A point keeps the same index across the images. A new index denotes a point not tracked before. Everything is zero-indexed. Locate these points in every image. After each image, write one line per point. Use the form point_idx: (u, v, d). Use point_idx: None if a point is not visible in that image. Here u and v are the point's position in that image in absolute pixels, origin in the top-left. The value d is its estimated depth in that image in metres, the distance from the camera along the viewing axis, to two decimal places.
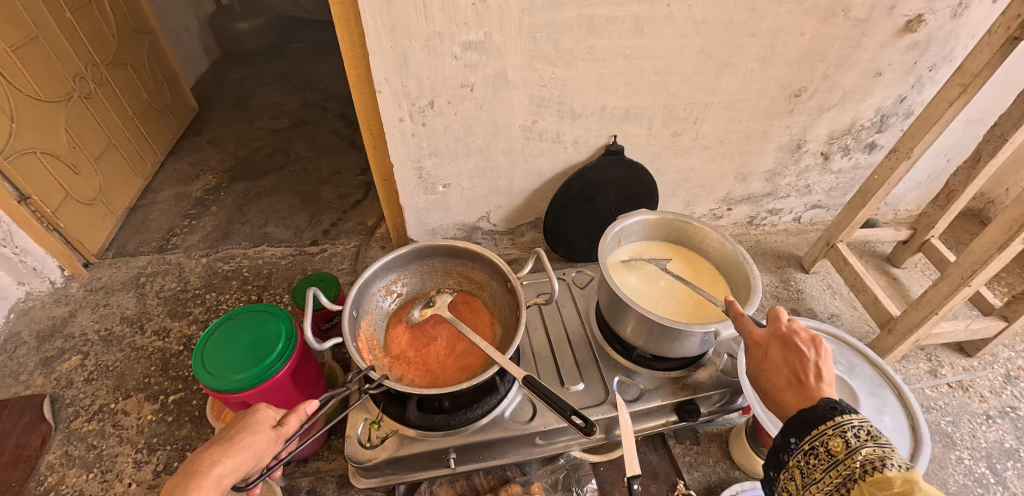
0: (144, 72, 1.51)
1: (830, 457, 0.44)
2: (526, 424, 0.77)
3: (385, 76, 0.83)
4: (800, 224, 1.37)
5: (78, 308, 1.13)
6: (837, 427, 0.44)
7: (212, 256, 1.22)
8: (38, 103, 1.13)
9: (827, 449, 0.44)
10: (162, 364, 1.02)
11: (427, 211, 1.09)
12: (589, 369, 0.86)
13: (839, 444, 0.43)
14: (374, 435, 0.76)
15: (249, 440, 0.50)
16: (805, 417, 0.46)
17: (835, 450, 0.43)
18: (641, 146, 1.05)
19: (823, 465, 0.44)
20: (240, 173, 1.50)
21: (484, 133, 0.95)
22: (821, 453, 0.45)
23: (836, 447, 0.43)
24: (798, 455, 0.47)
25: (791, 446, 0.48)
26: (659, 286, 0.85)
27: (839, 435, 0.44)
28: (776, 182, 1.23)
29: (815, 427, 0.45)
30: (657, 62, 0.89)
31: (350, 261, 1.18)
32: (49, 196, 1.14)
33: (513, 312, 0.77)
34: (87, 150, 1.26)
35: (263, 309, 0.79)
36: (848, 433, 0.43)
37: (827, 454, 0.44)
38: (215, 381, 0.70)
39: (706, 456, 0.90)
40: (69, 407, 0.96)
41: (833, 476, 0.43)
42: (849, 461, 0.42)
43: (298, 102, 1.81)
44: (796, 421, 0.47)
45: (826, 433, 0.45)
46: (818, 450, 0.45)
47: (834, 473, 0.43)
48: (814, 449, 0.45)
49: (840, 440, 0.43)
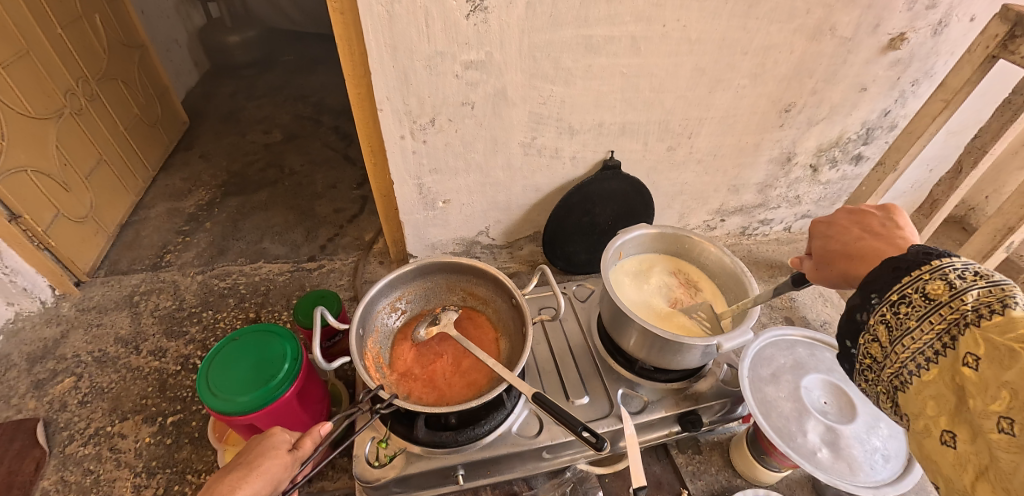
0: (134, 86, 1.50)
1: (928, 301, 0.40)
2: (533, 439, 0.78)
3: (387, 95, 0.84)
4: (790, 234, 1.41)
5: (70, 328, 1.11)
6: (936, 271, 0.41)
7: (208, 273, 1.21)
8: (29, 120, 1.11)
9: (926, 295, 0.41)
10: (159, 385, 1.00)
11: (426, 226, 1.10)
12: (593, 382, 0.87)
13: (940, 287, 0.40)
14: (382, 454, 0.76)
15: (267, 465, 0.50)
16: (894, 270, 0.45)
17: (935, 294, 0.40)
18: (637, 160, 1.07)
19: (916, 312, 0.41)
20: (234, 188, 1.49)
21: (484, 149, 0.96)
22: (915, 300, 0.41)
23: (935, 290, 0.40)
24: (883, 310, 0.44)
25: (875, 303, 0.46)
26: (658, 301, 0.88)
27: (938, 278, 0.41)
28: (767, 193, 1.26)
29: (907, 275, 0.43)
30: (652, 79, 0.91)
31: (348, 276, 1.17)
32: (40, 214, 1.12)
33: (519, 327, 0.78)
34: (78, 167, 1.24)
35: (267, 328, 0.79)
36: (949, 275, 0.40)
37: (925, 300, 0.41)
38: (220, 403, 0.70)
39: (709, 465, 0.92)
40: (64, 431, 0.94)
41: (932, 324, 0.39)
42: (956, 305, 0.38)
43: (290, 115, 1.80)
44: (882, 274, 0.46)
45: (921, 280, 0.42)
46: (912, 298, 0.42)
47: (933, 319, 0.40)
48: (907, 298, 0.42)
49: (940, 283, 0.40)
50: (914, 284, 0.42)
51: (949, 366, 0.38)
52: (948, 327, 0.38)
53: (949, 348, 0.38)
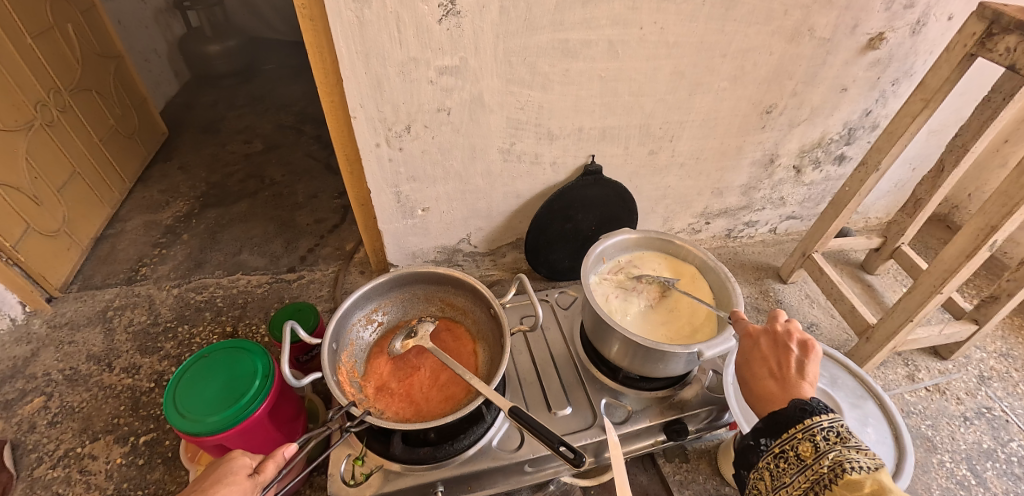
0: (110, 97, 1.47)
1: (801, 460, 0.49)
2: (514, 453, 0.76)
3: (360, 102, 0.82)
4: (776, 236, 1.40)
5: (41, 346, 1.08)
6: (807, 431, 0.49)
7: (185, 286, 1.18)
8: None
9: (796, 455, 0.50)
10: (131, 403, 0.98)
11: (406, 235, 1.08)
12: (576, 392, 0.85)
13: (807, 449, 0.49)
14: (358, 472, 0.73)
15: (221, 494, 0.47)
16: (775, 419, 0.52)
17: (805, 454, 0.49)
18: (618, 165, 1.05)
19: (794, 466, 0.50)
20: (213, 198, 1.47)
21: (462, 156, 0.95)
22: (791, 457, 0.50)
23: (805, 451, 0.49)
24: (769, 457, 0.53)
25: (764, 444, 0.53)
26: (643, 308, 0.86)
27: (809, 440, 0.49)
28: (751, 195, 1.25)
29: (786, 431, 0.51)
30: (631, 83, 0.90)
31: (329, 287, 1.15)
32: (9, 229, 1.09)
33: (498, 338, 0.76)
34: (49, 179, 1.21)
35: (238, 344, 0.76)
36: (817, 437, 0.48)
37: (799, 459, 0.49)
38: (188, 424, 0.67)
39: (697, 474, 0.90)
40: (32, 453, 0.91)
41: (810, 478, 0.47)
42: (820, 466, 0.47)
43: (272, 125, 1.78)
44: (771, 423, 0.53)
45: (796, 438, 0.50)
46: (789, 454, 0.50)
47: (806, 476, 0.48)
48: (786, 452, 0.51)
49: (808, 445, 0.49)
50: (790, 434, 0.50)
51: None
52: (817, 484, 0.47)
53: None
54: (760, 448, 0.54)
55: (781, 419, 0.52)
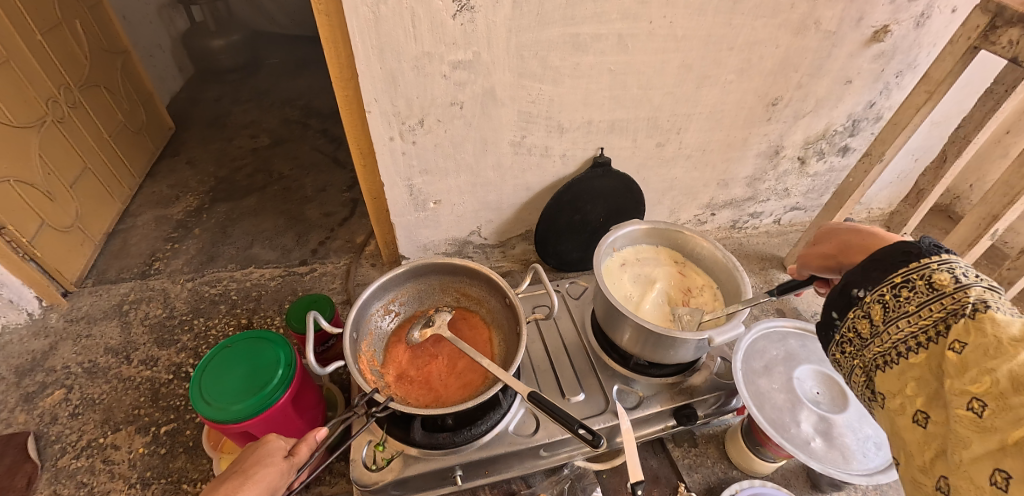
0: (118, 92, 1.47)
1: (929, 288, 0.41)
2: (530, 438, 0.78)
3: (375, 97, 0.83)
4: (780, 226, 1.42)
5: (59, 340, 1.09)
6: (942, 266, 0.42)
7: (198, 280, 1.20)
8: (10, 128, 1.09)
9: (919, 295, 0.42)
10: (151, 394, 0.99)
11: (418, 228, 1.09)
12: (588, 379, 0.87)
13: (944, 278, 0.41)
14: (379, 457, 0.75)
15: (261, 474, 0.50)
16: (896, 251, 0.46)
17: (939, 283, 0.41)
18: (626, 157, 1.07)
19: (915, 294, 0.42)
20: (222, 193, 1.48)
21: (474, 149, 0.96)
22: (917, 285, 0.42)
23: (939, 281, 0.41)
24: (883, 288, 0.46)
25: (873, 282, 0.47)
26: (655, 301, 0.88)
27: (943, 272, 0.41)
28: (756, 187, 1.27)
29: (910, 264, 0.44)
30: (640, 76, 0.91)
31: (341, 279, 1.17)
32: (24, 225, 1.10)
33: (513, 327, 0.78)
34: (61, 175, 1.22)
35: (260, 335, 0.78)
36: (953, 272, 0.41)
37: (926, 288, 0.41)
38: (214, 412, 0.69)
39: (705, 458, 0.93)
40: (55, 444, 0.93)
41: (934, 309, 0.40)
42: (957, 296, 0.39)
43: (277, 119, 1.79)
44: (888, 257, 0.46)
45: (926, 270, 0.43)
46: (913, 284, 0.43)
47: (932, 305, 0.41)
48: (908, 282, 0.43)
49: (944, 275, 0.41)
50: (916, 269, 0.43)
51: (935, 353, 0.39)
52: (944, 318, 0.40)
53: (938, 336, 0.39)
54: (865, 286, 0.47)
55: (905, 256, 0.45)
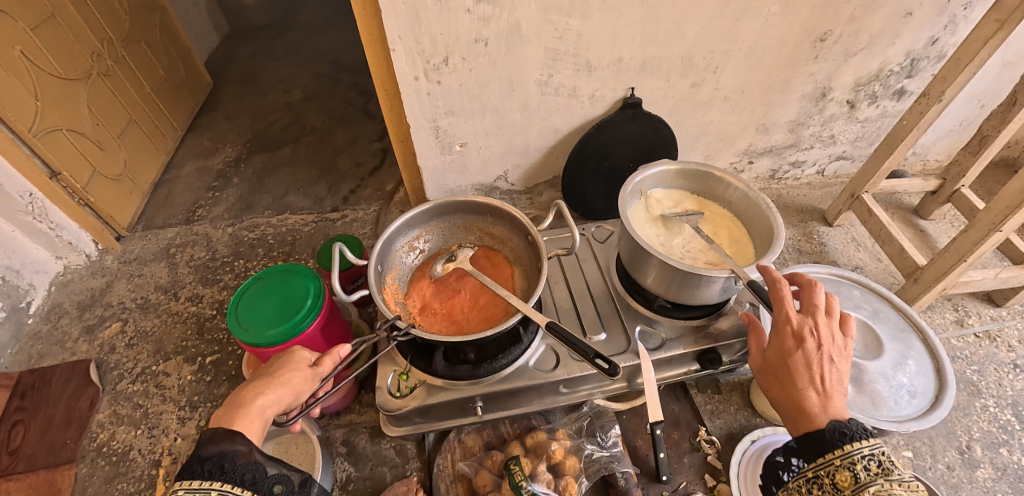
0: (157, 48, 1.52)
1: (840, 489, 0.50)
2: (550, 373, 0.79)
3: (399, 35, 0.82)
4: (823, 178, 1.34)
5: (115, 279, 1.19)
6: (846, 459, 0.50)
7: (238, 226, 1.26)
8: (59, 81, 1.16)
9: (835, 481, 0.51)
10: (196, 329, 1.07)
11: (444, 172, 1.10)
12: (610, 319, 0.87)
13: (847, 479, 0.50)
14: (403, 386, 0.78)
15: (288, 377, 0.52)
16: (811, 441, 0.53)
17: (845, 483, 0.50)
18: (658, 99, 1.03)
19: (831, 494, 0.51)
20: (259, 145, 1.52)
21: (500, 90, 0.94)
22: (826, 484, 0.52)
23: (844, 482, 0.50)
24: (800, 482, 0.54)
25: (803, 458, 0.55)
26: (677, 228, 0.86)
27: (847, 468, 0.50)
28: (799, 133, 1.20)
29: (823, 457, 0.52)
30: (673, 9, 0.86)
31: (372, 225, 1.20)
32: (77, 172, 1.19)
33: (535, 264, 0.78)
34: (109, 127, 1.29)
35: (292, 269, 0.81)
36: (857, 466, 0.50)
37: (834, 486, 0.51)
38: (249, 336, 0.73)
39: (728, 405, 0.92)
40: (113, 371, 1.04)
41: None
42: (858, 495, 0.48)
43: (310, 74, 1.80)
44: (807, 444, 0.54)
45: (833, 465, 0.51)
46: (824, 481, 0.52)
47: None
48: (820, 478, 0.52)
49: (848, 475, 0.50)
50: (839, 451, 0.51)
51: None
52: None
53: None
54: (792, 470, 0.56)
55: (818, 442, 0.53)
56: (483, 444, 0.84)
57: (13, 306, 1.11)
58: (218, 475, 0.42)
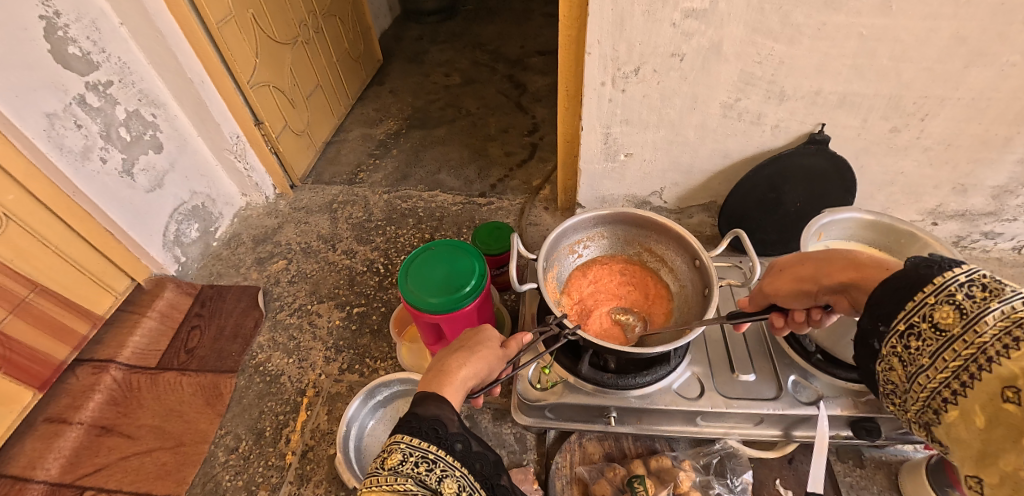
0: (348, 23, 1.69)
1: (940, 331, 0.39)
2: (693, 401, 0.78)
3: (598, 39, 0.84)
4: (1020, 256, 1.15)
5: (285, 221, 1.37)
6: (941, 292, 0.40)
7: (393, 194, 1.38)
8: (275, 44, 1.34)
9: (914, 346, 0.42)
10: (348, 280, 1.20)
11: (601, 178, 1.11)
12: (760, 361, 0.83)
13: (947, 314, 0.39)
14: (544, 379, 0.81)
15: (483, 353, 0.56)
16: (896, 285, 0.43)
17: (944, 321, 0.39)
18: (850, 138, 0.95)
19: (926, 343, 0.41)
20: (417, 122, 1.65)
21: (681, 105, 0.93)
22: (924, 331, 0.41)
23: (944, 317, 0.39)
24: (891, 340, 0.43)
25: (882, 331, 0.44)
26: None
27: (948, 304, 0.39)
28: (1004, 201, 1.03)
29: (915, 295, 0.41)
30: (895, 45, 0.78)
31: (515, 216, 1.26)
32: (274, 123, 1.36)
33: (700, 291, 0.76)
34: (302, 88, 1.47)
35: (459, 245, 0.87)
36: (955, 297, 0.39)
37: (935, 331, 0.40)
38: (416, 298, 0.80)
39: (870, 483, 0.84)
40: (276, 300, 1.19)
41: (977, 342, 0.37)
42: (973, 335, 0.37)
43: (468, 61, 1.91)
44: (886, 294, 0.44)
45: (926, 305, 0.41)
46: (920, 328, 0.41)
47: (949, 353, 0.39)
48: (915, 328, 0.41)
49: (947, 310, 0.39)
50: (941, 284, 0.40)
51: (989, 386, 0.35)
52: (996, 338, 0.36)
53: (982, 372, 0.36)
54: (879, 333, 0.44)
55: (904, 285, 0.42)
56: (604, 454, 0.84)
57: (206, 229, 1.32)
58: (433, 438, 0.46)
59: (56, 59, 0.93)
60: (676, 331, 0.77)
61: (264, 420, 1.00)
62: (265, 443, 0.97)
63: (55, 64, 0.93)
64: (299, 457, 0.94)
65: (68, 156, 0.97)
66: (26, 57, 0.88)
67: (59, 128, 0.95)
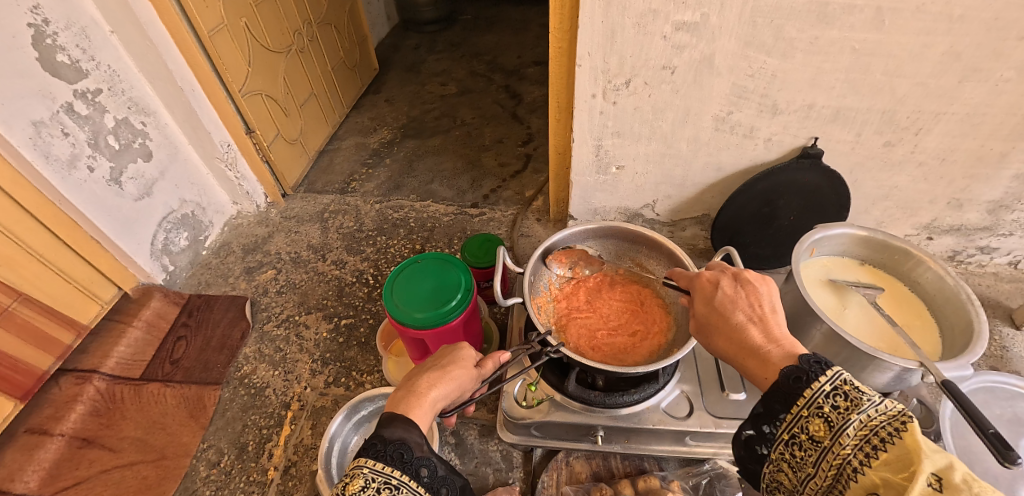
0: (344, 32, 1.70)
1: (816, 444, 0.45)
2: (682, 421, 0.76)
3: (589, 51, 0.84)
4: (1017, 271, 1.14)
5: (275, 231, 1.36)
6: (812, 405, 0.46)
7: (385, 204, 1.38)
8: (268, 52, 1.34)
9: (806, 440, 0.46)
10: (337, 291, 1.19)
11: (594, 190, 1.10)
12: (751, 379, 0.81)
13: (820, 429, 0.45)
14: (530, 396, 0.80)
15: (456, 373, 0.55)
16: (779, 390, 0.48)
17: (819, 435, 0.45)
18: (844, 153, 0.94)
19: (810, 454, 0.46)
20: (411, 131, 1.65)
21: (674, 119, 0.92)
22: (803, 441, 0.46)
23: (819, 432, 0.45)
24: (779, 447, 0.49)
25: (771, 434, 0.49)
26: (853, 296, 0.80)
27: (818, 416, 0.45)
28: (1000, 216, 1.02)
29: (799, 394, 0.47)
30: (889, 60, 0.77)
31: (507, 227, 1.25)
32: (266, 131, 1.36)
33: (690, 308, 0.75)
34: (296, 96, 1.47)
35: (446, 259, 0.85)
36: (824, 409, 0.45)
37: (812, 441, 0.46)
38: (400, 313, 0.78)
39: None
40: (264, 311, 1.18)
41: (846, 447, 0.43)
42: (838, 447, 0.43)
43: (465, 71, 1.91)
44: (783, 380, 0.48)
45: (801, 417, 0.47)
46: (801, 439, 0.47)
47: (824, 463, 0.44)
48: (796, 437, 0.47)
49: (820, 424, 0.45)
50: (810, 394, 0.46)
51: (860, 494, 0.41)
52: (857, 450, 0.42)
53: (852, 477, 0.42)
54: (767, 438, 0.50)
55: (780, 397, 0.48)
56: (591, 473, 0.81)
57: (195, 238, 1.31)
58: (397, 463, 0.45)
59: (44, 66, 0.93)
60: (666, 351, 0.75)
61: (247, 434, 0.99)
62: (247, 457, 0.95)
63: (43, 72, 0.92)
64: (281, 472, 0.92)
65: (54, 165, 0.96)
66: (15, 65, 0.88)
67: (46, 136, 0.94)
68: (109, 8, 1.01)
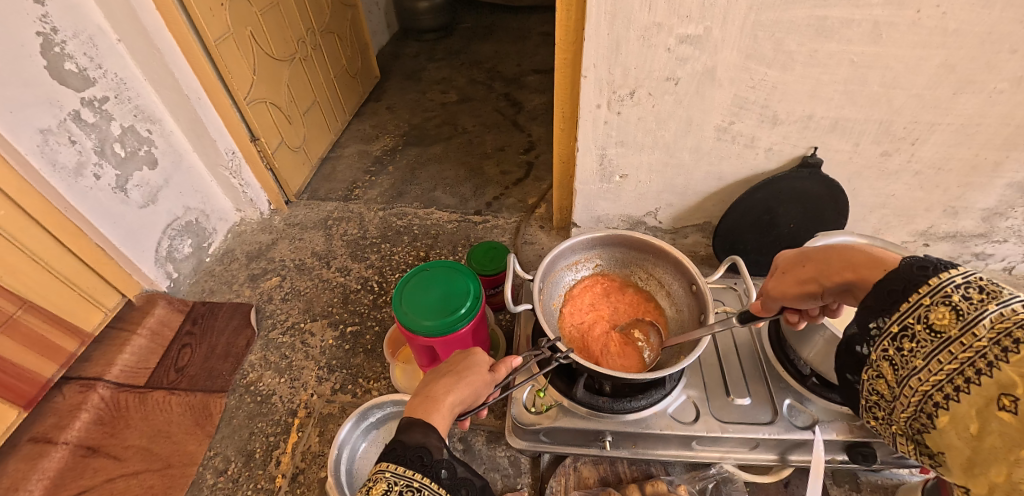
0: (346, 41, 1.71)
1: (933, 334, 0.41)
2: (688, 426, 0.77)
3: (594, 63, 0.85)
4: (1011, 276, 1.16)
5: (279, 237, 1.37)
6: (937, 293, 0.41)
7: (388, 211, 1.39)
8: (272, 61, 1.35)
9: (928, 325, 0.41)
10: (342, 298, 1.19)
11: (597, 199, 1.11)
12: (755, 384, 0.82)
13: (943, 317, 0.40)
14: (539, 403, 0.81)
15: (471, 378, 0.56)
16: (889, 283, 0.44)
17: (940, 324, 0.40)
18: (842, 162, 0.96)
19: (924, 345, 0.41)
20: (413, 139, 1.66)
21: (676, 129, 0.94)
22: (918, 332, 0.42)
23: (940, 320, 0.40)
24: (883, 343, 0.45)
25: (877, 329, 0.46)
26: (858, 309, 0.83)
27: (944, 306, 0.40)
28: (994, 223, 1.05)
29: (934, 274, 0.42)
30: (886, 73, 0.80)
31: (510, 235, 1.27)
32: (271, 139, 1.37)
33: (696, 317, 0.77)
34: (299, 104, 1.48)
35: (453, 267, 0.86)
36: (953, 297, 0.40)
37: (930, 331, 0.41)
38: (409, 321, 0.79)
39: None
40: (269, 318, 1.19)
41: (987, 337, 0.37)
42: (970, 338, 0.38)
43: (466, 79, 1.93)
44: (881, 292, 0.45)
45: (921, 308, 0.42)
46: (914, 330, 0.42)
47: (944, 356, 0.40)
48: (909, 330, 0.43)
49: (945, 311, 0.40)
50: (933, 284, 0.41)
51: (984, 391, 0.36)
52: (988, 346, 0.37)
53: (982, 372, 0.37)
54: (872, 334, 0.46)
55: (906, 278, 0.43)
56: (598, 478, 0.82)
57: (199, 245, 1.31)
58: (417, 466, 0.47)
59: (52, 75, 0.93)
60: (671, 357, 0.76)
61: (253, 442, 0.99)
62: (255, 465, 0.95)
63: (50, 81, 0.93)
64: (289, 480, 0.92)
65: (61, 173, 0.97)
66: (23, 74, 0.88)
67: (53, 144, 0.95)
68: (117, 18, 1.01)
